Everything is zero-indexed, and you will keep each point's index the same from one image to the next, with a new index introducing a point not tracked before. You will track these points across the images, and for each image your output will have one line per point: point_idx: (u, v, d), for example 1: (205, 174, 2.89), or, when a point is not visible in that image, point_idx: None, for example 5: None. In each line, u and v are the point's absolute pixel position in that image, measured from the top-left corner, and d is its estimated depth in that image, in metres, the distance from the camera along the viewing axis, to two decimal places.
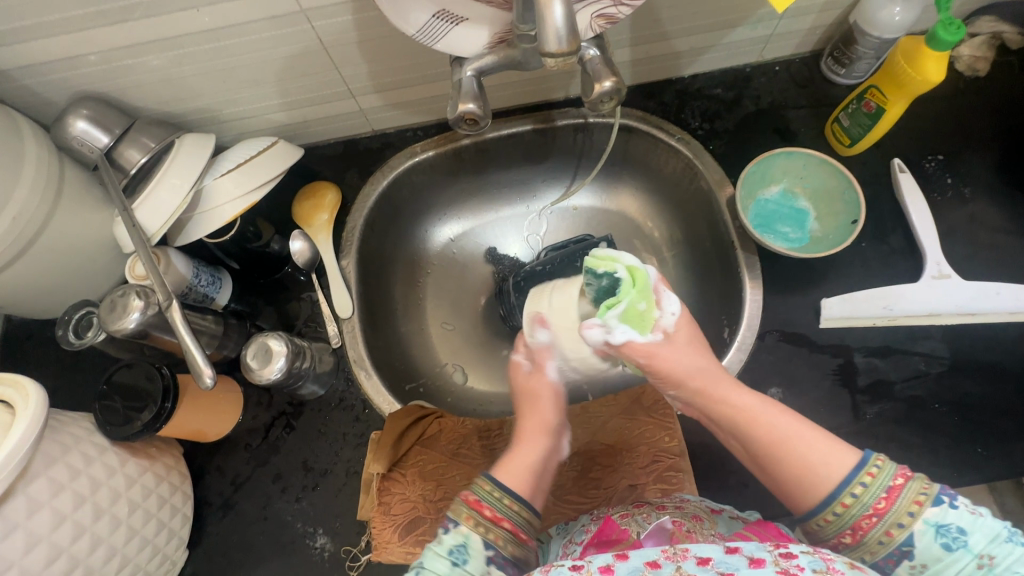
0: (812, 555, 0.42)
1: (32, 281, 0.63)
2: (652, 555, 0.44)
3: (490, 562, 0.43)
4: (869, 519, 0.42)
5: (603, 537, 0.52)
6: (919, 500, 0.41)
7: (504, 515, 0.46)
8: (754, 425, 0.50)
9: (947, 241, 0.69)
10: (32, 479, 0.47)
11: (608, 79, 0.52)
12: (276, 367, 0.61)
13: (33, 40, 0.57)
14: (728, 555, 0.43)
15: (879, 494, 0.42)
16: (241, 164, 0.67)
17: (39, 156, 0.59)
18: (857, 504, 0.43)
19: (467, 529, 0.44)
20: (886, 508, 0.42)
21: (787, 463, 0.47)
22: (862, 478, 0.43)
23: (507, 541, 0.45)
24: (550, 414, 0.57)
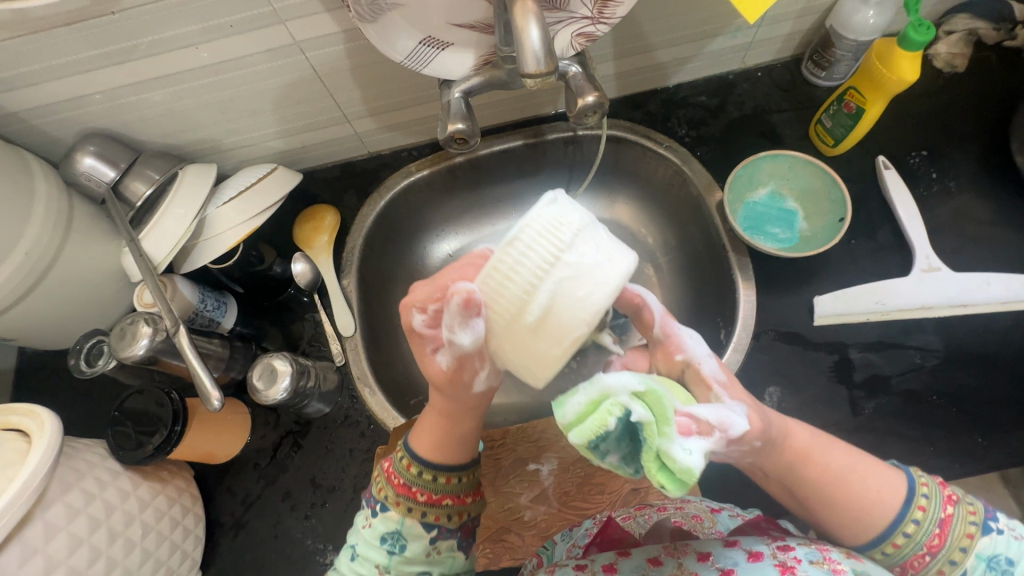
0: (810, 546, 0.45)
1: (45, 313, 0.65)
2: (654, 552, 0.48)
3: (434, 538, 0.52)
4: (923, 557, 0.45)
5: (608, 536, 0.54)
6: (970, 533, 0.45)
7: (441, 495, 0.52)
8: (807, 465, 0.48)
9: (936, 235, 0.70)
10: (49, 506, 0.48)
11: (591, 95, 0.54)
12: (282, 387, 0.62)
13: (41, 84, 0.60)
14: (727, 548, 0.47)
15: (933, 530, 0.45)
16: (242, 191, 0.69)
17: (49, 193, 0.62)
18: (909, 543, 0.45)
19: (399, 515, 0.51)
20: (941, 544, 0.44)
21: (844, 506, 0.46)
22: (915, 514, 0.45)
23: (446, 516, 0.52)
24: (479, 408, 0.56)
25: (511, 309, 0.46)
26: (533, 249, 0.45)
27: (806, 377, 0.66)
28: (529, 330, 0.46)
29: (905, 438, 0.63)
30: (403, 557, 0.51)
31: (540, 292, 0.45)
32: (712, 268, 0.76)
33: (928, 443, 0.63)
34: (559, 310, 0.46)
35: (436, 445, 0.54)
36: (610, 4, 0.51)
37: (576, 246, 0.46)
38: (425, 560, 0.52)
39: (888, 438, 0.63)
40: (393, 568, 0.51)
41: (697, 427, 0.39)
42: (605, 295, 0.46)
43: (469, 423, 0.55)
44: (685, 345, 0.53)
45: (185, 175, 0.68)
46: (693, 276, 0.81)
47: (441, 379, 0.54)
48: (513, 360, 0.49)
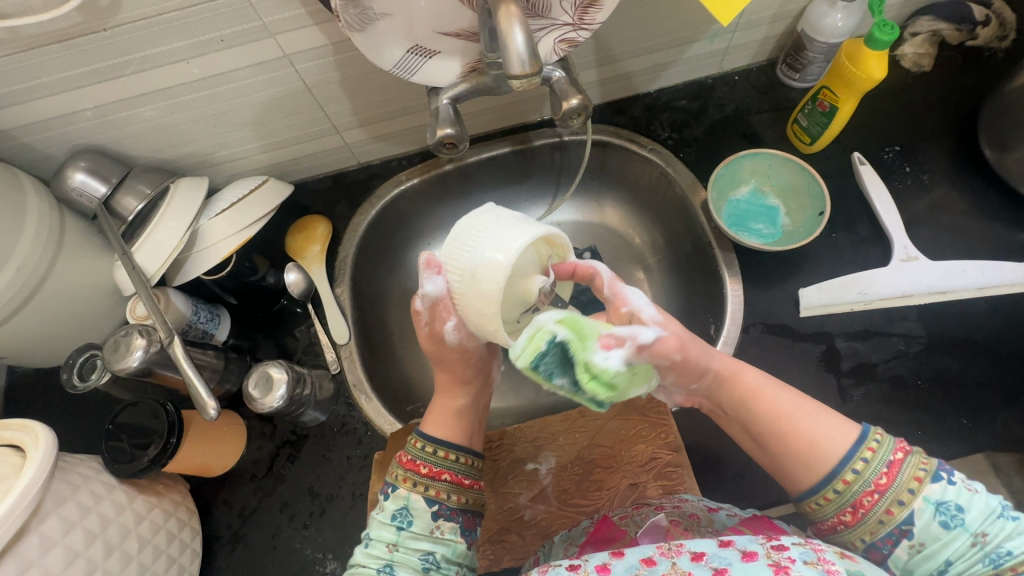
0: (805, 547, 0.45)
1: (37, 330, 0.65)
2: (648, 552, 0.48)
3: (437, 517, 0.54)
4: (871, 496, 0.46)
5: (600, 535, 0.56)
6: (918, 476, 0.46)
7: (442, 470, 0.56)
8: (759, 401, 0.54)
9: (912, 226, 0.73)
10: (45, 518, 0.47)
11: (575, 97, 0.56)
12: (278, 394, 0.62)
13: (33, 101, 0.61)
14: (721, 549, 0.46)
15: (880, 469, 0.47)
16: (234, 203, 0.70)
17: (40, 209, 0.62)
18: (857, 480, 0.47)
19: (406, 491, 0.54)
20: (888, 483, 0.46)
21: (793, 441, 0.51)
22: (864, 454, 0.47)
23: (448, 493, 0.55)
24: (464, 371, 0.63)
25: (452, 266, 0.52)
26: (462, 227, 0.53)
27: (796, 367, 0.68)
28: (465, 280, 0.51)
29: (893, 423, 0.64)
30: (411, 532, 0.53)
31: (469, 246, 0.51)
32: (700, 265, 0.78)
33: (915, 427, 0.64)
34: (483, 265, 0.49)
35: (437, 424, 0.60)
36: (591, 10, 0.53)
37: (502, 216, 0.53)
38: (431, 538, 0.53)
39: (877, 423, 0.65)
40: (402, 544, 0.53)
41: (619, 340, 0.45)
42: (523, 239, 0.49)
43: (460, 399, 0.63)
44: (628, 300, 0.54)
45: (177, 189, 0.69)
46: (681, 274, 0.83)
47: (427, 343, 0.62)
48: (472, 317, 0.53)
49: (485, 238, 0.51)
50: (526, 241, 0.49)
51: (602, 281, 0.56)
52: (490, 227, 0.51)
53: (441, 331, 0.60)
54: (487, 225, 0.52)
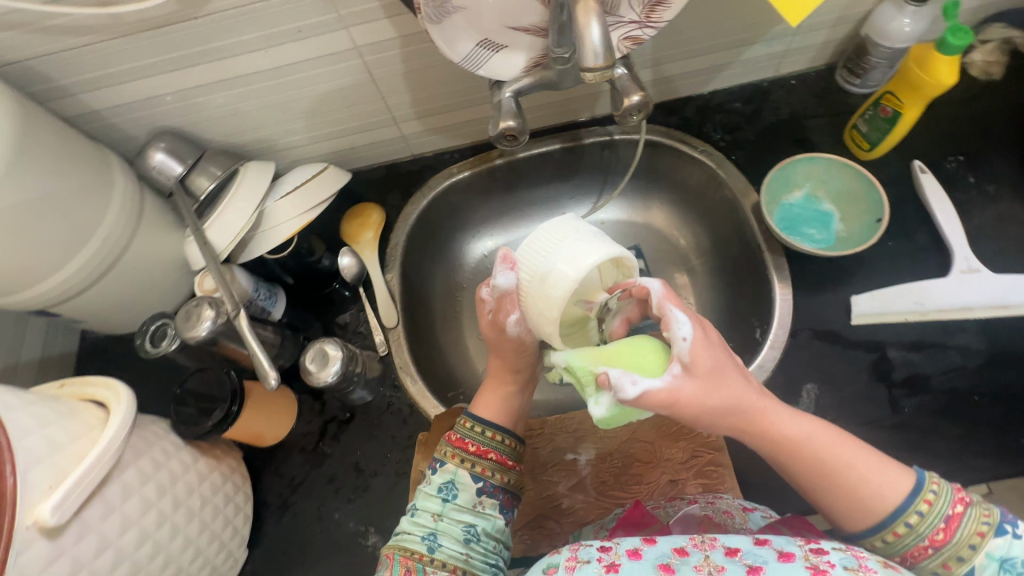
0: (846, 552, 0.43)
1: (113, 298, 0.69)
2: (681, 542, 0.47)
3: (480, 492, 0.56)
4: (925, 549, 0.46)
5: (632, 519, 0.56)
6: (981, 532, 0.45)
7: (488, 448, 0.58)
8: (803, 453, 0.50)
9: (976, 236, 0.70)
10: (124, 469, 0.50)
11: (637, 94, 0.57)
12: (333, 370, 0.64)
13: (124, 84, 0.65)
14: (757, 547, 0.45)
15: (939, 525, 0.46)
16: (298, 186, 0.73)
17: (124, 184, 0.67)
18: (911, 534, 0.47)
19: (454, 466, 0.57)
20: (946, 539, 0.46)
21: (844, 489, 0.49)
22: (920, 507, 0.47)
23: (493, 471, 0.58)
24: (517, 363, 0.65)
25: (528, 266, 0.57)
26: (545, 234, 0.57)
27: (846, 374, 0.66)
28: (534, 280, 0.56)
29: (949, 437, 0.62)
30: (455, 505, 0.56)
31: (547, 251, 0.56)
32: (748, 268, 0.78)
33: (973, 443, 0.62)
34: (558, 273, 0.54)
35: (485, 407, 0.63)
36: (659, 8, 0.54)
37: (582, 231, 0.57)
38: (473, 511, 0.56)
39: (930, 436, 0.63)
40: (446, 515, 0.55)
41: (609, 386, 0.49)
42: (599, 255, 0.53)
43: (510, 385, 0.65)
44: (672, 325, 0.50)
45: (246, 171, 0.72)
46: (727, 277, 0.82)
47: (489, 330, 0.65)
48: (535, 316, 0.58)
49: (560, 246, 0.55)
50: (602, 257, 0.54)
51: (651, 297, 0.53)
52: (569, 237, 0.56)
53: (503, 322, 0.63)
54: (566, 235, 0.56)
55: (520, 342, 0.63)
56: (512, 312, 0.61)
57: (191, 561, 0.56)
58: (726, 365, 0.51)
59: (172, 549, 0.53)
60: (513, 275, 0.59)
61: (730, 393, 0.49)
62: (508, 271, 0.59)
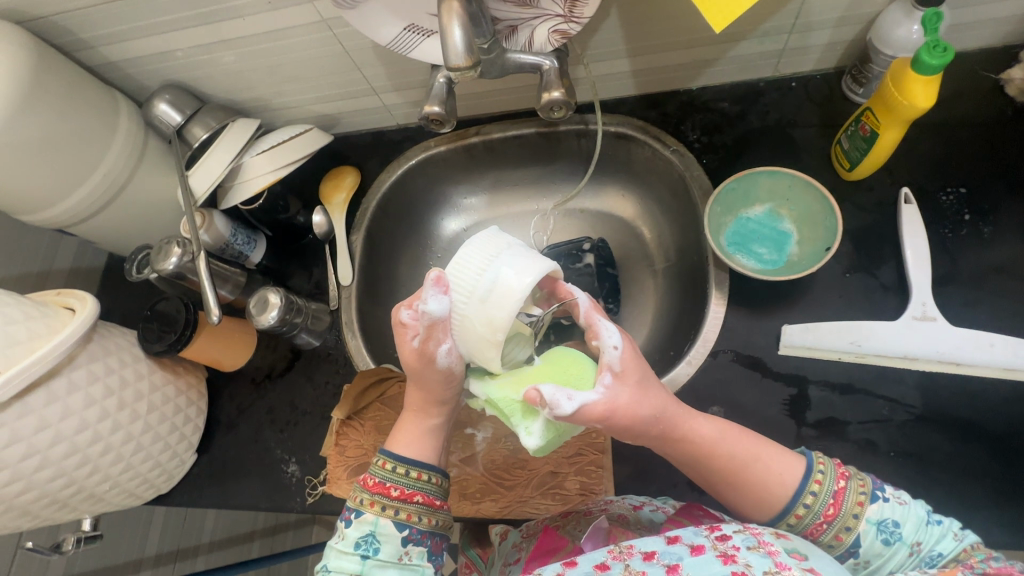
0: (745, 532, 0.48)
1: (116, 226, 0.81)
2: (601, 557, 0.50)
3: (407, 542, 0.56)
4: (821, 525, 0.50)
5: (543, 548, 0.58)
6: (860, 501, 0.50)
7: (415, 491, 0.58)
8: (714, 451, 0.54)
9: (947, 282, 0.63)
10: (74, 368, 0.62)
11: (558, 90, 0.56)
12: (271, 315, 0.74)
13: (132, 41, 0.74)
14: (669, 545, 0.48)
15: (828, 500, 0.50)
16: (275, 146, 0.80)
17: (128, 128, 0.77)
18: (809, 513, 0.51)
19: (374, 516, 0.56)
20: (836, 513, 0.50)
21: (754, 483, 0.52)
22: (813, 487, 0.51)
23: (420, 516, 0.57)
24: (443, 393, 0.61)
25: (464, 288, 0.55)
26: (474, 253, 0.57)
27: (757, 404, 0.64)
28: (472, 303, 0.55)
29: None
30: (376, 560, 0.55)
31: (482, 268, 0.55)
32: (698, 279, 0.75)
33: None
34: (503, 288, 0.54)
35: (404, 440, 0.61)
36: (578, 3, 0.53)
37: (511, 247, 0.58)
38: (397, 564, 0.56)
39: None
40: (366, 573, 0.55)
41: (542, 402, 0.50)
42: (541, 266, 0.55)
43: (434, 418, 0.62)
44: (601, 334, 0.55)
45: (232, 127, 0.80)
46: (681, 284, 0.80)
47: (414, 360, 0.58)
48: (478, 340, 0.55)
49: (498, 262, 0.56)
50: (546, 268, 0.55)
51: (581, 309, 0.58)
52: (503, 254, 0.56)
53: (434, 353, 0.57)
54: (498, 252, 0.57)
55: (450, 371, 0.59)
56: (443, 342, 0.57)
57: (132, 453, 0.68)
58: (650, 375, 0.55)
59: (113, 440, 0.65)
60: (446, 300, 0.55)
61: (655, 403, 0.54)
62: (440, 295, 0.54)
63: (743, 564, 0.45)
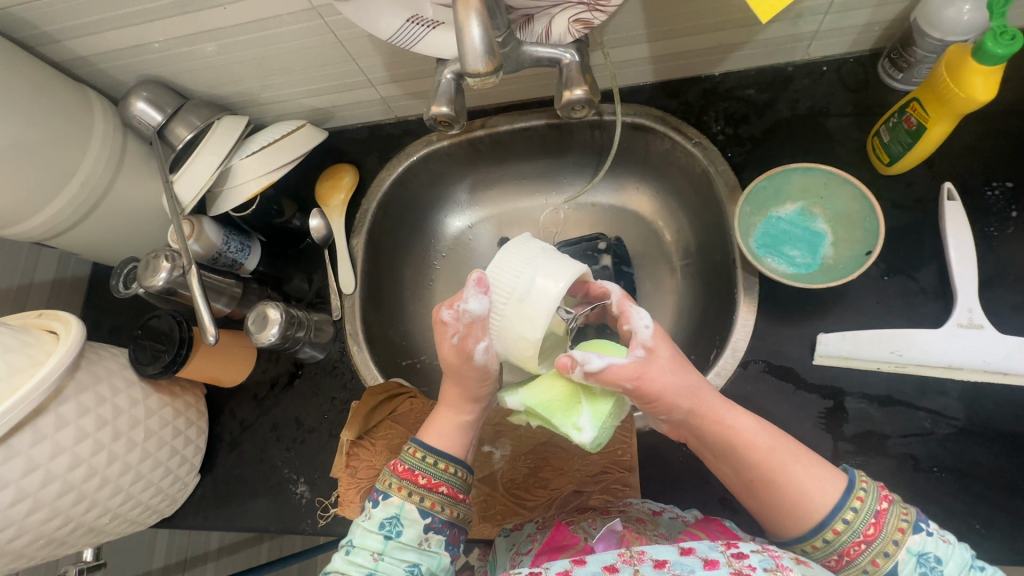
0: (763, 553, 0.45)
1: (100, 237, 0.76)
2: (611, 559, 0.47)
3: (428, 529, 0.54)
4: (858, 545, 0.46)
5: (553, 544, 0.54)
6: (902, 527, 0.45)
7: (440, 482, 0.55)
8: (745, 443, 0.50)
9: (992, 286, 0.60)
10: (63, 401, 0.57)
11: (580, 88, 0.51)
12: (271, 332, 0.70)
13: (100, 34, 0.66)
14: (683, 556, 0.46)
15: (869, 520, 0.46)
16: (266, 146, 0.73)
17: (104, 131, 0.70)
18: (848, 530, 0.46)
19: (400, 500, 0.54)
20: (876, 534, 0.45)
21: (787, 484, 0.48)
22: (853, 504, 0.46)
23: (444, 505, 0.54)
24: (479, 387, 0.58)
25: (502, 289, 0.53)
26: (511, 255, 0.55)
27: (791, 417, 0.61)
28: (511, 303, 0.53)
29: None
30: (398, 543, 0.53)
31: (520, 269, 0.54)
32: (723, 282, 0.71)
33: None
34: (540, 289, 0.52)
35: (436, 429, 0.58)
36: None
37: (546, 250, 0.56)
38: (417, 549, 0.53)
39: None
40: (387, 554, 0.52)
41: (574, 365, 0.48)
42: (575, 268, 0.54)
43: (466, 415, 0.59)
44: (632, 317, 0.53)
45: (219, 125, 0.73)
46: (704, 285, 0.76)
47: (452, 357, 0.56)
48: (514, 340, 0.54)
49: (533, 263, 0.54)
50: (582, 270, 0.54)
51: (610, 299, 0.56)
52: (539, 256, 0.55)
53: (471, 351, 0.55)
54: (533, 255, 0.55)
55: (487, 367, 0.56)
56: (481, 341, 0.55)
57: (131, 482, 0.64)
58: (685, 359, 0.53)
59: (109, 473, 0.61)
60: (486, 300, 0.53)
61: (687, 381, 0.51)
62: (479, 294, 0.53)
63: None
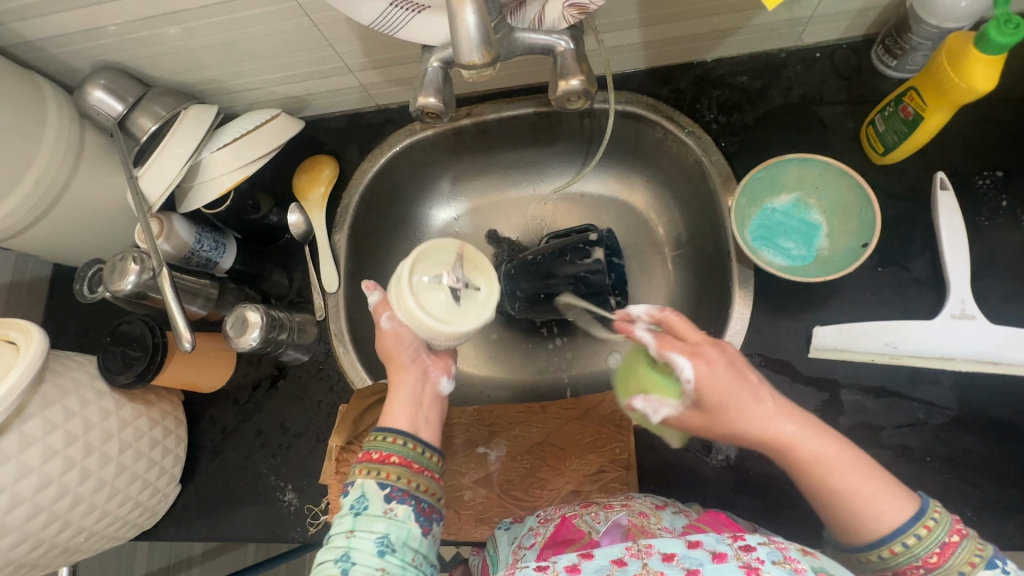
0: (769, 545, 0.44)
1: (61, 237, 0.71)
2: (618, 552, 0.45)
3: (390, 498, 0.50)
4: (915, 568, 0.42)
5: (559, 538, 0.52)
6: (972, 561, 0.41)
7: (390, 452, 0.52)
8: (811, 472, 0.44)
9: (983, 276, 0.60)
10: (27, 418, 0.54)
11: (576, 77, 0.49)
12: (252, 336, 0.66)
13: (48, 15, 0.60)
14: (690, 550, 0.44)
15: (933, 549, 0.41)
16: (239, 137, 0.68)
17: (58, 122, 0.65)
18: (905, 553, 0.42)
19: (361, 479, 0.51)
20: (938, 564, 0.41)
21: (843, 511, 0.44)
22: (918, 530, 0.42)
23: (398, 474, 0.51)
24: (405, 352, 0.58)
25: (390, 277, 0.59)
26: None
27: None
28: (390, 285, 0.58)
29: None
30: (367, 515, 0.49)
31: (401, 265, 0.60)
32: (716, 274, 0.70)
33: None
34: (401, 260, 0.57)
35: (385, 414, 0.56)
36: None
37: None
38: (385, 519, 0.49)
39: None
40: (358, 529, 0.48)
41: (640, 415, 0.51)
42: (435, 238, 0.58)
43: (405, 387, 0.57)
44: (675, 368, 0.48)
45: (186, 115, 0.68)
46: (696, 277, 0.75)
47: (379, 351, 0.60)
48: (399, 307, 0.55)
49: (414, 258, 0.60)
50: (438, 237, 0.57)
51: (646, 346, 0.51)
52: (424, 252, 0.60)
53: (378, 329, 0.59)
54: None
55: (396, 334, 0.57)
56: (384, 316, 0.59)
57: (107, 499, 0.61)
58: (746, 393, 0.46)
59: (82, 490, 0.58)
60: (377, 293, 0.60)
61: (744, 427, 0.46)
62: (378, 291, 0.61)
63: None
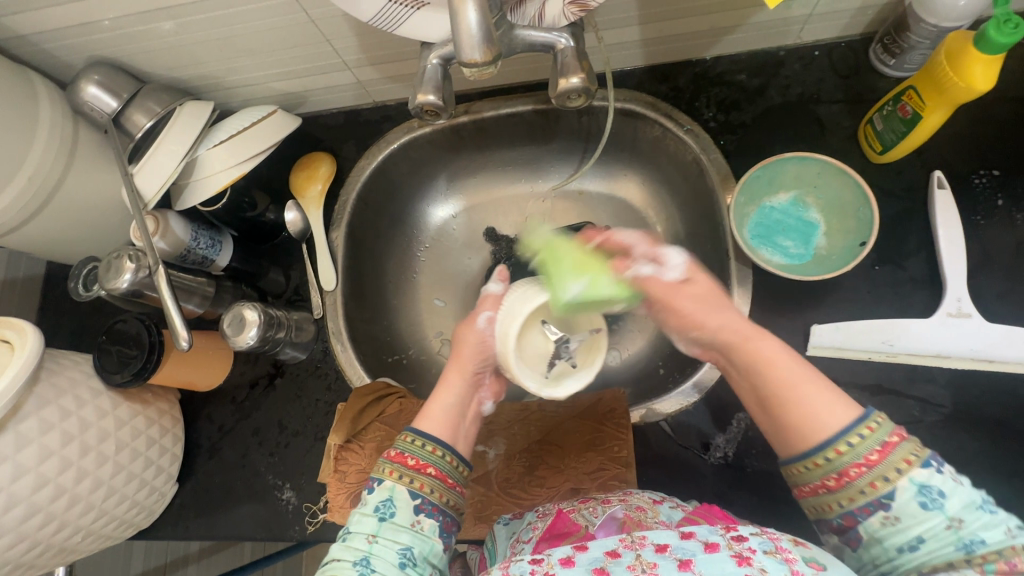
0: (762, 535, 0.44)
1: (55, 235, 0.70)
2: (612, 544, 0.45)
3: (419, 510, 0.50)
4: (858, 468, 0.41)
5: (555, 531, 0.52)
6: (908, 460, 0.40)
7: (428, 462, 0.51)
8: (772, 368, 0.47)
9: (978, 274, 0.60)
10: (23, 418, 0.53)
11: (576, 75, 0.49)
12: (249, 335, 0.66)
13: (40, 10, 0.60)
14: (683, 540, 0.44)
15: (873, 447, 0.41)
16: (235, 134, 0.68)
17: (51, 118, 0.64)
18: (850, 451, 0.41)
19: (391, 483, 0.51)
20: (878, 461, 0.40)
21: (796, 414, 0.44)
22: (861, 430, 0.41)
23: (432, 487, 0.51)
24: (473, 360, 0.58)
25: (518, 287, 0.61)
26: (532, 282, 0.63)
27: None
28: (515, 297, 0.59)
29: None
30: (391, 524, 0.49)
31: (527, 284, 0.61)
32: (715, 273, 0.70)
33: None
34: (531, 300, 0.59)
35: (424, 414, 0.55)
36: None
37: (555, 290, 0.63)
38: (410, 531, 0.49)
39: None
40: (382, 535, 0.48)
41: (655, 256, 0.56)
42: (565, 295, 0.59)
43: (454, 394, 0.57)
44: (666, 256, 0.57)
45: (181, 112, 0.67)
46: None
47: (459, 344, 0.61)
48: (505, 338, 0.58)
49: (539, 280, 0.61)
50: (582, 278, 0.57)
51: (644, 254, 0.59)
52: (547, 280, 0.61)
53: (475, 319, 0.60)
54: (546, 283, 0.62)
55: (484, 338, 0.59)
56: (484, 312, 0.60)
57: (104, 498, 0.61)
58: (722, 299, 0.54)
59: (79, 490, 0.58)
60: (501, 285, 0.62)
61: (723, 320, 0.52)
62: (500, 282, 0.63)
63: (758, 567, 0.41)
